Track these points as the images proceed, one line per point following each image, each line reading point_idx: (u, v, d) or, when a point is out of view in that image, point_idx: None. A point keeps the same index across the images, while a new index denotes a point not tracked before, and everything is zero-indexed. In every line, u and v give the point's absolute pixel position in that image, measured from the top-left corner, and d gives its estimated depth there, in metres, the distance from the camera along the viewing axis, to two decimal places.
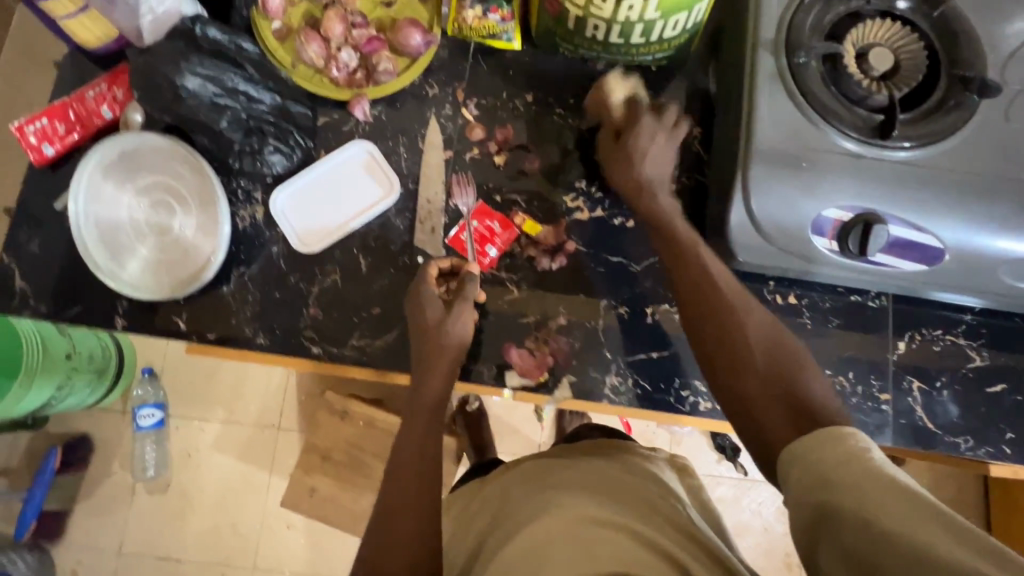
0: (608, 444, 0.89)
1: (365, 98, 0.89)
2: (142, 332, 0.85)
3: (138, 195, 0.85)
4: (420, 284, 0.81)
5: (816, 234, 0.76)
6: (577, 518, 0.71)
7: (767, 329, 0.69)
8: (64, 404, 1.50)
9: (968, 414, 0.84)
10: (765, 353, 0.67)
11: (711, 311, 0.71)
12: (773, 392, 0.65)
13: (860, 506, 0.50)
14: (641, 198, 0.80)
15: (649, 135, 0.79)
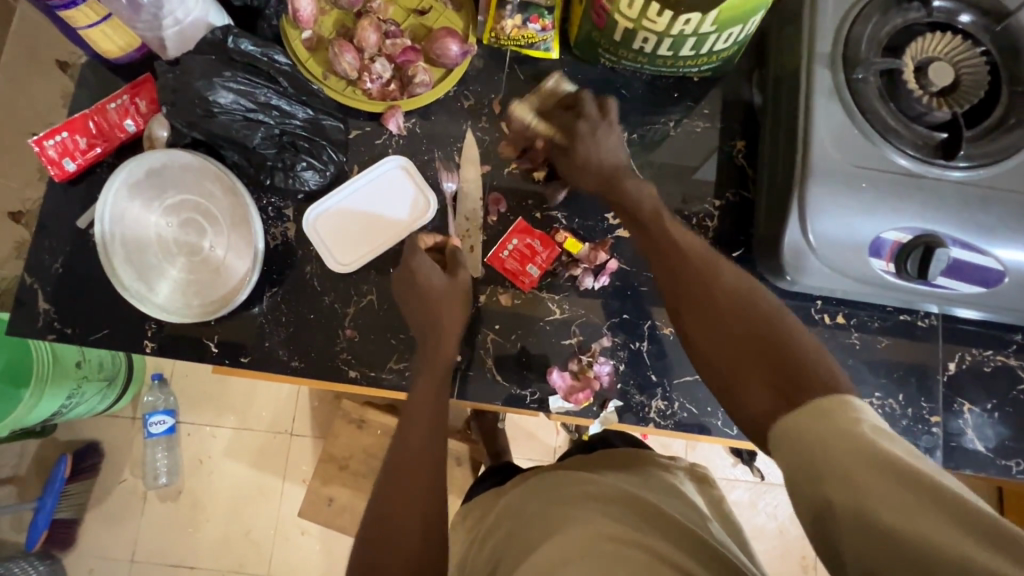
0: (631, 454, 0.77)
1: (399, 111, 0.85)
2: (172, 355, 0.81)
3: (166, 213, 0.82)
4: (420, 269, 0.77)
5: (873, 256, 0.74)
6: (593, 536, 0.60)
7: (739, 295, 0.63)
8: (71, 412, 1.46)
9: (1019, 436, 0.82)
10: (738, 323, 0.60)
11: (686, 287, 0.66)
12: (755, 359, 0.58)
13: (855, 498, 0.44)
14: (621, 186, 0.76)
15: (598, 127, 0.77)
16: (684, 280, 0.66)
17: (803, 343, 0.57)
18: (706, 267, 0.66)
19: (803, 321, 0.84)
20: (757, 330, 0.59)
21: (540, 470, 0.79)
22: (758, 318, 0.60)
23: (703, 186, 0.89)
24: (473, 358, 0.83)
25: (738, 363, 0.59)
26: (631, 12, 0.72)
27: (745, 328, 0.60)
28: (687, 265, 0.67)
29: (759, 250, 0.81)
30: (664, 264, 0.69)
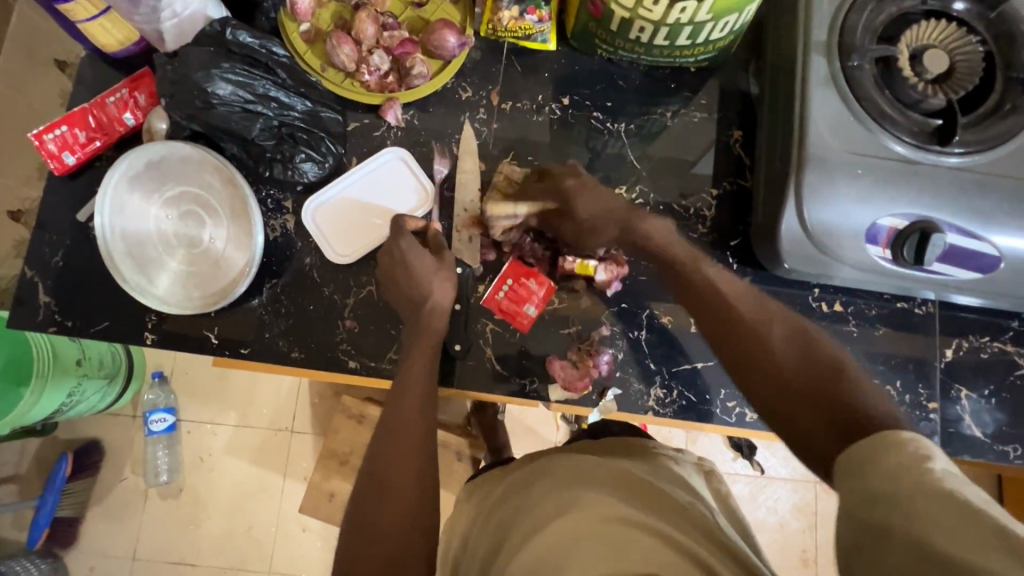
0: (638, 444, 0.76)
1: (398, 103, 0.86)
2: (172, 346, 0.82)
3: (166, 206, 0.82)
4: (408, 255, 0.77)
5: (870, 242, 0.74)
6: (605, 518, 0.59)
7: (792, 339, 0.63)
8: (72, 411, 1.46)
9: (1016, 421, 0.82)
10: (799, 366, 0.61)
11: (741, 319, 0.67)
12: (816, 401, 0.58)
13: (912, 522, 0.42)
14: (641, 228, 0.77)
15: (580, 180, 0.79)
16: (731, 322, 0.67)
17: (868, 392, 0.56)
18: (756, 311, 0.67)
19: (801, 310, 0.85)
20: (817, 375, 0.59)
21: (549, 454, 0.79)
22: (817, 362, 0.60)
23: (700, 175, 0.89)
24: (473, 348, 0.84)
25: (796, 406, 0.59)
26: (628, 1, 0.73)
27: (803, 372, 0.60)
28: (733, 305, 0.68)
29: (756, 238, 0.82)
30: (708, 305, 0.70)
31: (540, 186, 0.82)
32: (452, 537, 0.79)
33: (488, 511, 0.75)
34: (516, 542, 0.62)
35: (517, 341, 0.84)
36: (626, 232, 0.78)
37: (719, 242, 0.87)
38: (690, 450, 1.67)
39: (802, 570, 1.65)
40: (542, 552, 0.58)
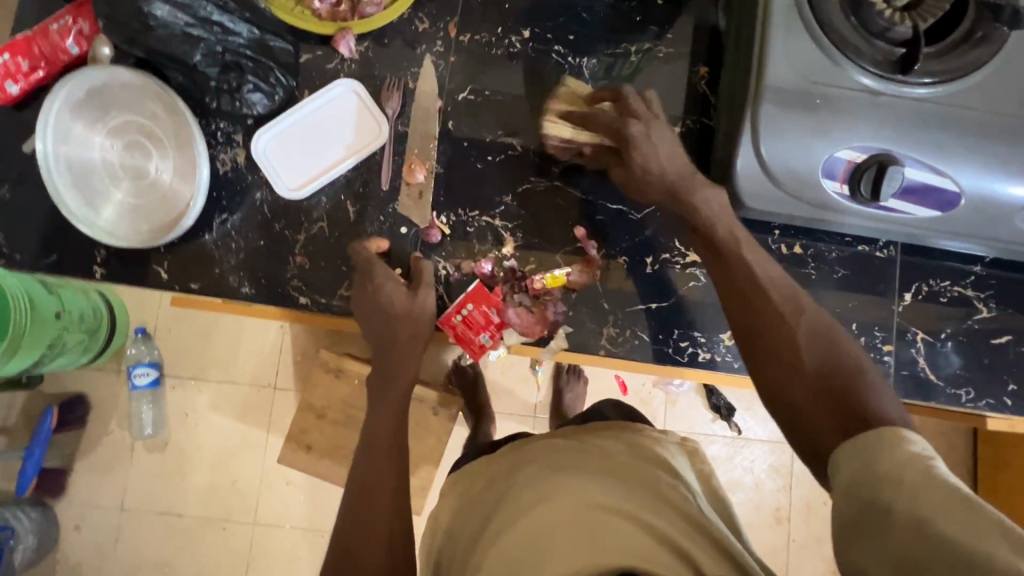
0: (619, 424, 0.75)
1: (351, 34, 0.83)
2: (123, 282, 0.81)
3: (110, 136, 0.80)
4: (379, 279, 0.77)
5: (827, 178, 0.72)
6: (588, 504, 0.61)
7: (819, 338, 0.63)
8: (55, 364, 1.46)
9: (971, 366, 0.82)
10: (813, 357, 0.62)
11: (756, 304, 0.67)
12: (822, 386, 0.60)
13: (915, 504, 0.44)
14: (689, 199, 0.73)
15: (651, 125, 0.73)
16: (759, 311, 0.67)
17: (883, 396, 0.58)
18: (787, 300, 0.67)
19: (760, 251, 0.83)
20: (838, 379, 0.60)
21: (529, 439, 0.79)
22: (837, 365, 0.61)
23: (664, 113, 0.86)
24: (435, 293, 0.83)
25: (819, 403, 0.59)
26: None
27: (825, 374, 0.61)
28: (760, 289, 0.68)
29: (715, 176, 0.79)
30: (736, 287, 0.69)
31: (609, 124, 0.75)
32: (432, 524, 0.80)
33: (469, 500, 0.75)
34: (502, 525, 0.64)
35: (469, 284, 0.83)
36: (672, 196, 0.74)
37: None
38: (668, 411, 1.69)
39: (774, 528, 1.68)
40: (531, 535, 0.60)
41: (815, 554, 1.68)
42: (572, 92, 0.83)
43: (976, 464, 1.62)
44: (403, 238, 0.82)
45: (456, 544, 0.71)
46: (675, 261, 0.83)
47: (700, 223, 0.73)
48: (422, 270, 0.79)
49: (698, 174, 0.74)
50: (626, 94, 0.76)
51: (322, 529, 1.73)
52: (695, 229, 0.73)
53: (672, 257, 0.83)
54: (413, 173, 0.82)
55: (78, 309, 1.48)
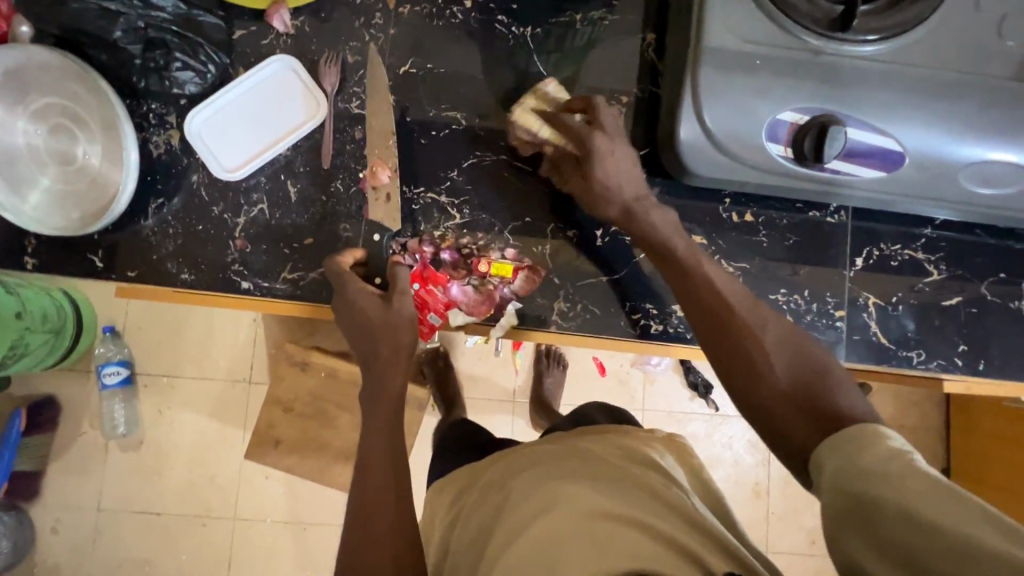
0: (612, 433, 0.77)
1: (285, 7, 0.80)
2: (57, 273, 0.78)
3: (34, 120, 0.77)
4: (351, 289, 0.74)
5: (770, 140, 0.71)
6: (586, 512, 0.60)
7: (783, 345, 0.62)
8: (19, 367, 1.43)
9: (923, 329, 0.81)
10: (790, 371, 0.60)
11: (727, 329, 0.64)
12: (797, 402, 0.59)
13: (899, 493, 0.45)
14: (641, 221, 0.71)
15: (614, 141, 0.70)
16: (725, 327, 0.64)
17: (851, 398, 0.59)
18: (752, 312, 0.64)
19: (710, 220, 0.82)
20: (806, 382, 0.60)
21: (520, 448, 0.79)
22: (808, 368, 0.61)
23: (613, 82, 0.84)
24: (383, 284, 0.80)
25: (790, 409, 0.59)
26: None
27: (795, 383, 0.60)
28: (729, 310, 0.64)
29: (661, 143, 0.77)
30: (699, 305, 0.66)
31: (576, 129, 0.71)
32: (432, 535, 0.80)
33: (466, 512, 0.75)
34: (505, 536, 0.62)
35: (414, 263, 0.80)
36: (627, 216, 0.72)
37: (628, 152, 0.83)
38: (646, 391, 1.69)
39: (753, 503, 1.69)
40: (537, 547, 0.58)
41: (794, 526, 1.70)
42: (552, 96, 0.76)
43: (949, 432, 1.65)
44: (375, 245, 0.80)
45: (456, 557, 0.71)
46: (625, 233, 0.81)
47: (653, 245, 0.71)
48: (396, 277, 0.73)
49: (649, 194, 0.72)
50: (596, 104, 0.72)
51: (303, 522, 1.72)
52: (650, 247, 0.71)
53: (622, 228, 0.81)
54: (378, 176, 0.79)
55: (40, 310, 1.45)
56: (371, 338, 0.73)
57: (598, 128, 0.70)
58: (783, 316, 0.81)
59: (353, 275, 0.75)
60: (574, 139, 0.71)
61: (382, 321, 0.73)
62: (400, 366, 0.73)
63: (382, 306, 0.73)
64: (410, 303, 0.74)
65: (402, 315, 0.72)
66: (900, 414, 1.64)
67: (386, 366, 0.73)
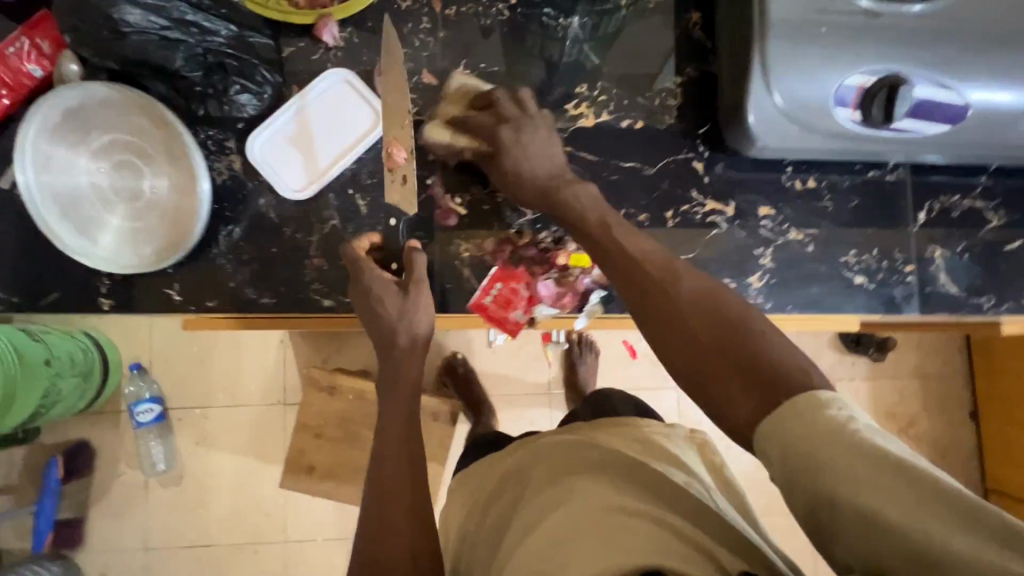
0: (626, 424, 0.74)
1: (332, 20, 0.79)
2: (134, 311, 0.77)
3: (96, 159, 0.76)
4: (366, 280, 0.74)
5: (838, 106, 0.72)
6: (600, 506, 0.59)
7: (699, 301, 0.53)
8: (50, 415, 1.34)
9: (988, 274, 0.84)
10: (702, 323, 0.52)
11: (644, 297, 0.56)
12: (726, 359, 0.48)
13: (857, 490, 0.36)
14: (558, 196, 0.70)
15: (522, 128, 0.72)
16: (643, 292, 0.57)
17: (777, 344, 0.48)
18: (665, 271, 0.58)
19: (776, 191, 0.83)
20: (727, 334, 0.50)
21: (542, 435, 0.77)
22: (725, 322, 0.51)
23: (663, 63, 0.85)
24: (462, 287, 0.80)
25: (721, 365, 0.48)
26: None
27: (715, 339, 0.50)
28: (651, 279, 0.57)
29: (725, 119, 0.78)
30: (625, 276, 0.59)
31: (485, 121, 0.73)
32: (448, 529, 0.78)
33: (480, 503, 0.73)
34: (514, 542, 0.62)
35: (428, 252, 0.80)
36: (544, 197, 0.71)
37: (688, 131, 0.83)
38: None
39: None
40: (548, 543, 0.57)
41: None
42: (458, 90, 0.78)
43: (970, 378, 1.59)
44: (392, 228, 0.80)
45: (472, 550, 0.70)
46: (695, 211, 0.83)
47: (573, 218, 0.68)
48: (413, 264, 0.75)
49: (568, 173, 0.72)
50: (495, 99, 0.74)
51: None
52: (570, 221, 0.69)
53: (692, 207, 0.83)
54: (395, 158, 0.75)
55: (66, 355, 1.36)
56: (390, 332, 0.74)
57: (502, 121, 0.72)
58: (855, 277, 0.83)
59: (370, 262, 0.76)
60: (483, 134, 0.73)
61: (401, 312, 0.74)
62: (413, 365, 0.74)
63: (399, 296, 0.74)
64: (426, 295, 0.75)
65: (420, 306, 0.74)
66: (924, 364, 1.59)
67: (399, 360, 0.74)
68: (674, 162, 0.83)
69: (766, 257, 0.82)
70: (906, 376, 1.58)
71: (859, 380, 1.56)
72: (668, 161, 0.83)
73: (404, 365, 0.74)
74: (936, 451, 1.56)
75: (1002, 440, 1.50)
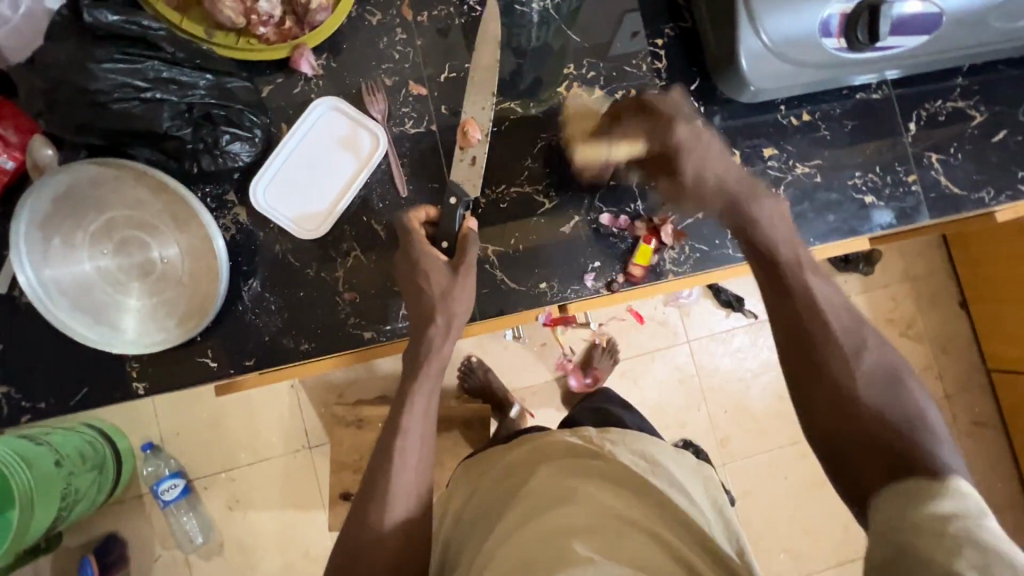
0: (632, 434, 0.75)
1: (308, 48, 0.77)
2: (171, 387, 0.74)
3: (95, 242, 0.72)
4: (411, 248, 0.72)
5: (824, 36, 0.74)
6: (605, 515, 0.61)
7: (881, 383, 0.56)
8: (68, 518, 1.25)
9: (984, 168, 0.88)
10: (873, 399, 0.55)
11: (811, 345, 0.59)
12: (877, 432, 0.53)
13: (954, 557, 0.40)
14: (746, 207, 0.66)
15: (694, 132, 0.67)
16: (819, 354, 0.58)
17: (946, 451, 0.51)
18: (850, 335, 0.59)
19: (775, 131, 0.85)
20: (896, 420, 0.53)
21: (546, 433, 0.76)
22: (897, 412, 0.54)
23: (642, 27, 0.85)
24: (497, 288, 0.80)
25: (867, 440, 0.53)
26: None
27: (878, 417, 0.54)
28: (819, 319, 0.60)
29: (714, 71, 0.80)
30: (800, 331, 0.60)
31: (649, 122, 0.69)
32: (446, 505, 0.79)
33: (482, 489, 0.74)
34: (507, 531, 0.63)
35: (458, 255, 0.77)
36: (730, 208, 0.67)
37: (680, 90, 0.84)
38: None
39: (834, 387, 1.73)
40: (538, 541, 0.58)
41: None
42: (583, 111, 0.82)
43: (955, 269, 1.60)
44: (450, 207, 0.75)
45: (464, 536, 0.71)
46: None
47: (759, 245, 0.65)
48: (466, 248, 0.72)
49: (751, 181, 0.68)
50: (659, 103, 0.69)
51: None
52: (753, 248, 0.65)
53: None
54: (470, 136, 0.77)
55: (74, 449, 1.28)
56: (428, 311, 0.71)
57: (674, 125, 0.67)
58: (865, 197, 0.86)
59: (420, 233, 0.73)
60: (647, 139, 0.70)
61: (444, 293, 0.71)
62: (445, 352, 0.72)
63: (450, 277, 0.71)
64: (471, 281, 0.73)
65: (463, 289, 0.71)
66: (911, 267, 1.59)
67: (421, 377, 0.70)
68: None
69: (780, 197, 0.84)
70: (896, 283, 1.59)
71: (855, 295, 1.57)
72: None
73: (437, 346, 0.71)
74: (937, 345, 1.58)
75: (996, 322, 1.51)
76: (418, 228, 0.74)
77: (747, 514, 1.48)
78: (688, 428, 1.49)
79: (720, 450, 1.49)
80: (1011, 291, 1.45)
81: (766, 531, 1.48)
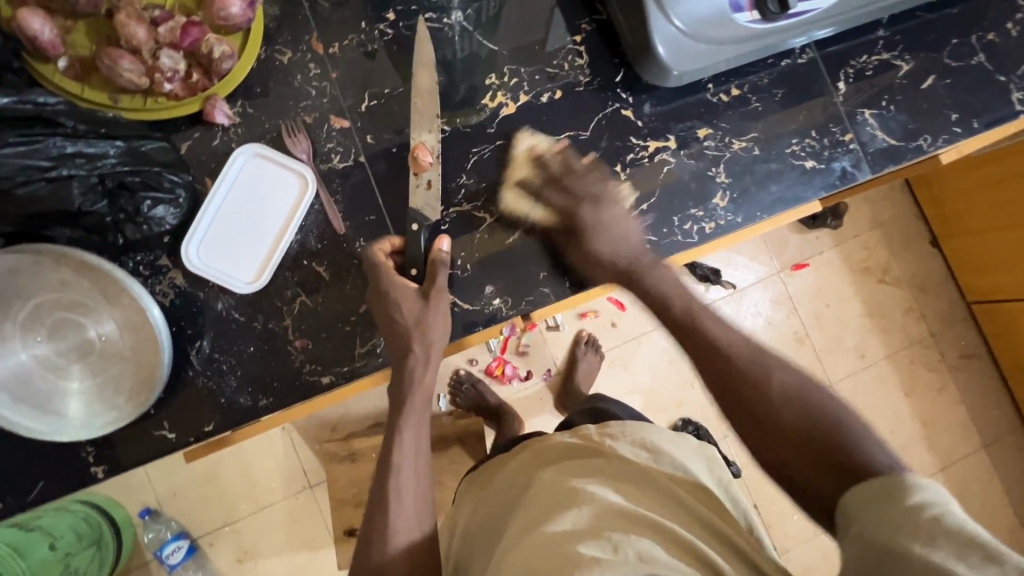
0: (631, 422, 0.72)
1: (220, 99, 0.75)
2: (133, 465, 0.72)
3: (28, 330, 0.70)
4: (379, 278, 0.72)
5: (736, 12, 0.74)
6: (610, 514, 0.58)
7: (796, 397, 0.61)
8: None
9: (918, 116, 0.88)
10: (797, 415, 0.60)
11: (730, 385, 0.64)
12: (803, 445, 0.59)
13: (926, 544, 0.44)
14: (638, 281, 0.75)
15: (598, 206, 0.78)
16: (735, 385, 0.64)
17: (868, 440, 0.57)
18: (756, 364, 0.64)
19: (706, 110, 0.85)
20: (817, 427, 0.59)
21: (545, 437, 0.77)
22: (812, 416, 0.60)
23: (560, 25, 0.84)
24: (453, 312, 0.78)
25: (800, 453, 0.59)
26: None
27: (803, 427, 0.59)
28: (730, 361, 0.65)
29: (634, 58, 0.79)
30: (727, 387, 0.64)
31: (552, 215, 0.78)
32: (455, 521, 0.76)
33: (489, 494, 0.73)
34: (514, 537, 0.60)
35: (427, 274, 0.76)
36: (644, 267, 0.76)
37: (606, 84, 0.83)
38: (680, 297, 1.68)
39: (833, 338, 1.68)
40: (545, 545, 0.54)
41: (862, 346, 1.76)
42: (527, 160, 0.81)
43: (919, 211, 1.61)
44: (414, 233, 0.74)
45: (473, 549, 0.68)
46: (643, 157, 0.83)
47: (657, 301, 0.74)
48: (436, 274, 0.71)
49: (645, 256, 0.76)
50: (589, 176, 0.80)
51: None
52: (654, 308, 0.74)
53: (637, 154, 0.83)
54: (420, 162, 0.77)
55: (71, 530, 1.25)
56: (404, 344, 0.71)
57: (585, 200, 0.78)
58: (806, 162, 0.85)
59: (387, 265, 0.73)
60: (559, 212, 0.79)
61: (418, 321, 0.71)
62: (428, 382, 0.72)
63: (421, 306, 0.71)
64: (444, 306, 0.72)
65: (436, 318, 0.71)
66: (877, 215, 1.60)
67: (409, 395, 0.71)
68: (604, 117, 0.83)
69: (721, 175, 0.84)
70: (865, 233, 1.59)
71: (828, 250, 1.58)
72: (598, 118, 0.83)
73: (418, 378, 0.71)
74: (915, 286, 1.59)
75: (968, 256, 1.53)
76: (384, 260, 0.73)
77: (754, 484, 1.48)
78: (683, 408, 1.48)
79: (719, 424, 1.49)
80: (976, 225, 1.46)
81: (775, 497, 1.48)
